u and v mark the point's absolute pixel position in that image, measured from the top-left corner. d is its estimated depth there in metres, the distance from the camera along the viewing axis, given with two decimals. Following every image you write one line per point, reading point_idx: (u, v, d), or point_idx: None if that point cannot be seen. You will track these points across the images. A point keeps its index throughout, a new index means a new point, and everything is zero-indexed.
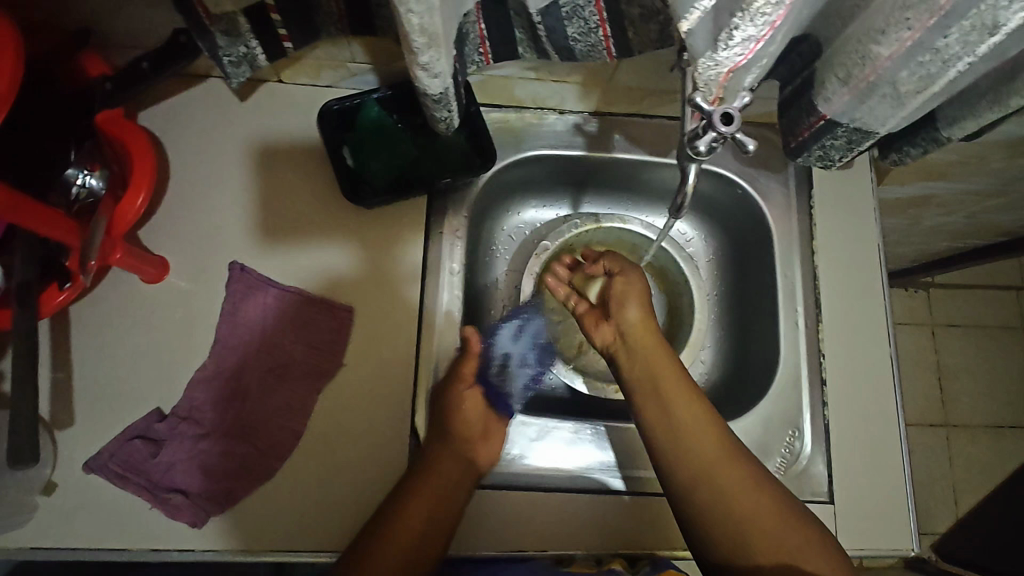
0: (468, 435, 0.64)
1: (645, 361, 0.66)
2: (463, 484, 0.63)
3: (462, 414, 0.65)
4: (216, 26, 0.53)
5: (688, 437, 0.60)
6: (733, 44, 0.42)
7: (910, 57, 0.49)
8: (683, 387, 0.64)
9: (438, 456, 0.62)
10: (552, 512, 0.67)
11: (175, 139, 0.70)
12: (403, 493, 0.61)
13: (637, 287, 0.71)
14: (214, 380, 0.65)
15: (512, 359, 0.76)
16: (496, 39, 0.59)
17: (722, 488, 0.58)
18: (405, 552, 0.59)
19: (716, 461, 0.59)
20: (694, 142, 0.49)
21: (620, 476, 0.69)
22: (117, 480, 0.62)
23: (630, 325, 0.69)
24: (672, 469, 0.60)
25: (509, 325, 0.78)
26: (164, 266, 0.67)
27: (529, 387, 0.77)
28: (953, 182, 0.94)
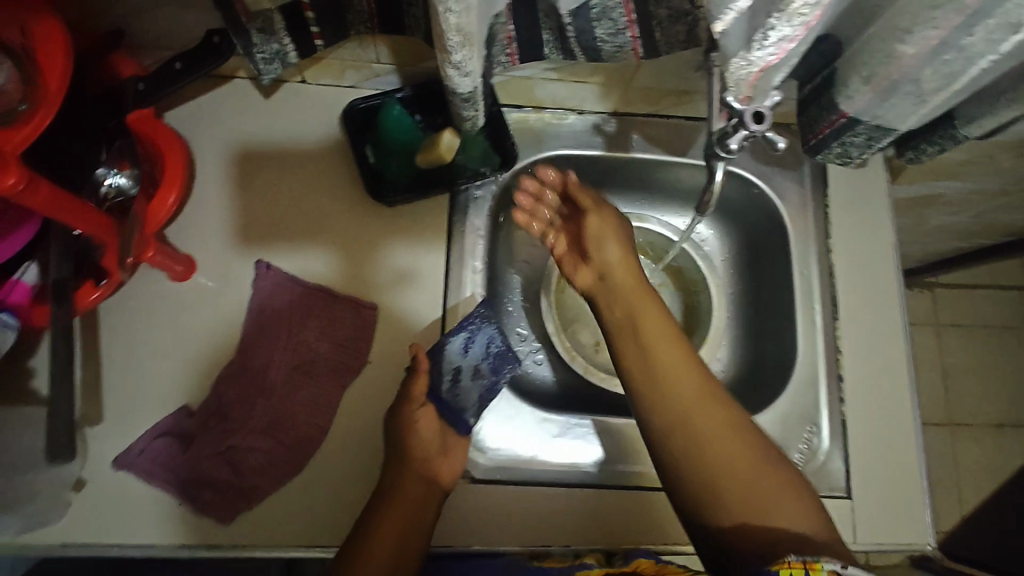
0: (428, 454, 0.62)
1: (627, 301, 0.64)
2: (430, 504, 0.61)
3: (418, 432, 0.62)
4: (253, 24, 0.55)
5: (666, 378, 0.58)
6: (768, 44, 0.43)
7: (935, 56, 0.50)
8: (660, 327, 0.61)
9: (404, 476, 0.61)
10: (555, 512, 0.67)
11: (201, 139, 0.71)
12: (374, 514, 0.59)
13: (612, 224, 0.68)
14: (241, 377, 0.66)
15: (463, 372, 0.69)
16: (523, 40, 0.59)
17: (700, 432, 0.55)
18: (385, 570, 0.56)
19: (693, 403, 0.56)
20: (726, 140, 0.50)
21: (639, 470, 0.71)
22: (146, 475, 0.62)
23: (606, 264, 0.66)
24: (650, 411, 0.58)
25: (458, 335, 0.68)
26: (190, 264, 0.67)
27: (486, 400, 0.69)
28: (962, 181, 0.96)
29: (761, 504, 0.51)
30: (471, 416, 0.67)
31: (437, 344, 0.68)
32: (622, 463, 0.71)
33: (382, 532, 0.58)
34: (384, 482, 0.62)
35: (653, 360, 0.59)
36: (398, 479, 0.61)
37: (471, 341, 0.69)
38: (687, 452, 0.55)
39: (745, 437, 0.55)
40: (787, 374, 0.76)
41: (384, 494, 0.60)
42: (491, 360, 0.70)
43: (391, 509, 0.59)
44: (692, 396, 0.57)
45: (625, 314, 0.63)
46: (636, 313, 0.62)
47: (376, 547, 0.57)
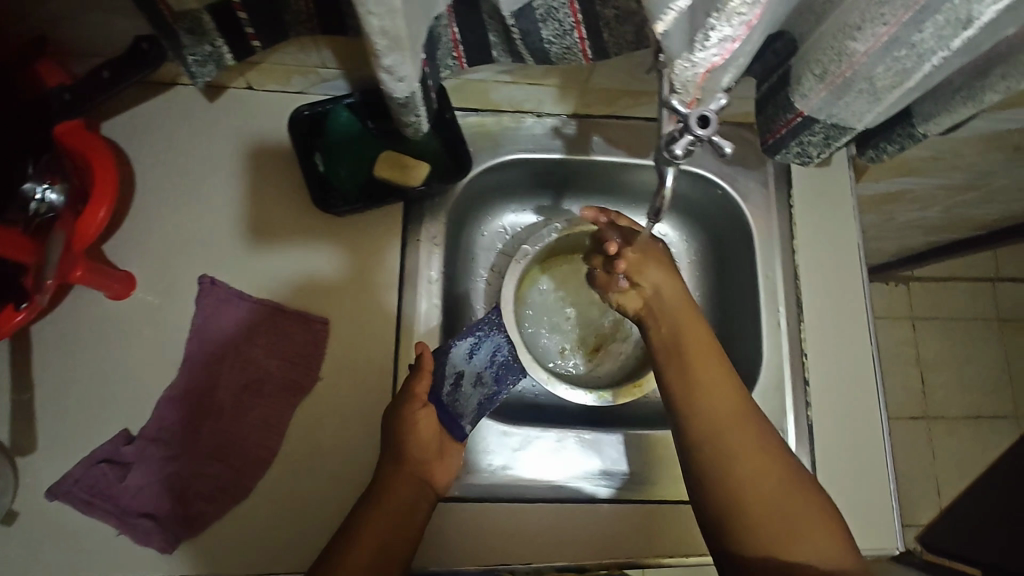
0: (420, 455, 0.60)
1: (673, 318, 0.64)
2: (418, 510, 0.59)
3: (418, 435, 0.60)
4: (179, 25, 0.52)
5: (710, 396, 0.58)
6: (710, 45, 0.42)
7: (886, 53, 0.48)
8: (705, 348, 0.61)
9: (396, 479, 0.59)
10: (526, 528, 0.66)
11: (140, 150, 0.68)
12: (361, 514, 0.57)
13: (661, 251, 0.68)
14: (184, 400, 0.63)
15: (465, 377, 0.69)
16: (469, 43, 0.57)
17: (732, 448, 0.56)
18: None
19: (731, 419, 0.57)
20: (671, 145, 0.48)
21: (607, 484, 0.69)
22: (84, 505, 0.59)
23: (657, 287, 0.66)
24: (690, 423, 0.58)
25: (466, 340, 0.70)
26: (129, 281, 0.64)
27: (484, 408, 0.68)
28: (928, 177, 0.95)
29: (782, 544, 0.52)
30: (467, 422, 0.66)
31: (442, 347, 0.68)
32: (586, 477, 0.69)
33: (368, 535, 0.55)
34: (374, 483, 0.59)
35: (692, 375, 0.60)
36: (389, 481, 0.59)
37: (476, 348, 0.70)
38: (719, 469, 0.55)
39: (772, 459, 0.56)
40: (753, 378, 0.74)
41: (371, 496, 0.58)
42: (494, 369, 0.71)
43: (375, 514, 0.57)
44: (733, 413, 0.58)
45: (670, 329, 0.63)
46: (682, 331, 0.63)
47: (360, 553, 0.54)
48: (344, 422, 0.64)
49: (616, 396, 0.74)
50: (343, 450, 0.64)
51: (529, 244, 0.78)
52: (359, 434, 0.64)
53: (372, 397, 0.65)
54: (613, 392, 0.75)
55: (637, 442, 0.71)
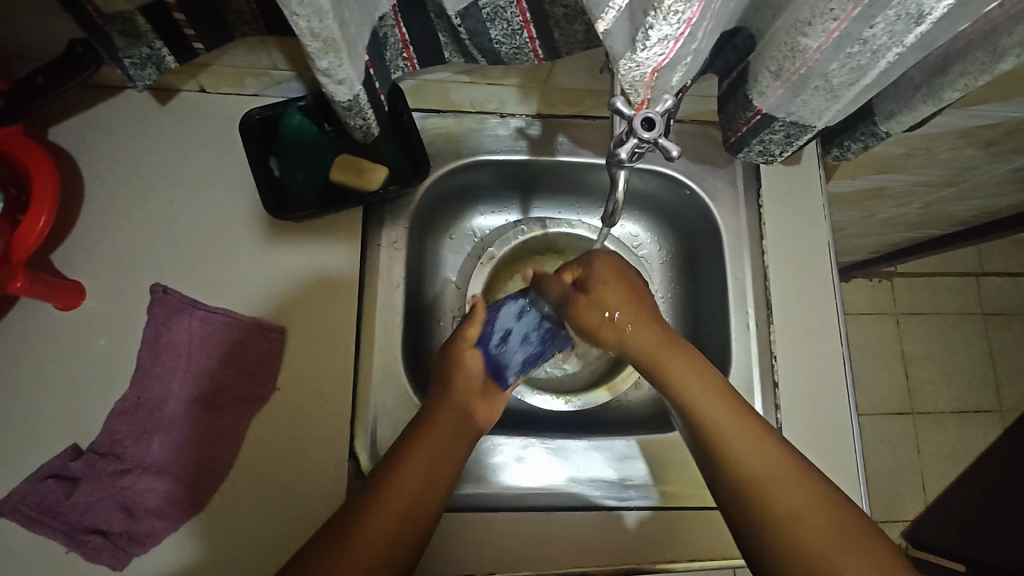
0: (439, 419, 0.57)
1: (670, 364, 0.58)
2: (465, 434, 0.58)
3: (465, 365, 0.61)
4: (113, 27, 0.50)
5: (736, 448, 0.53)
6: (651, 44, 0.40)
7: (838, 49, 0.47)
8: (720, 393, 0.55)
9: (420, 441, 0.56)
10: (517, 535, 0.65)
11: (89, 156, 0.66)
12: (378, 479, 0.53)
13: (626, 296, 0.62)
14: (135, 413, 0.61)
15: (513, 334, 0.67)
16: (419, 44, 0.56)
17: (785, 500, 0.49)
18: (406, 501, 0.52)
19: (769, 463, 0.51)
20: (617, 148, 0.48)
21: (597, 490, 0.68)
22: (31, 523, 0.58)
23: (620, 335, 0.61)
24: (734, 494, 0.52)
25: (515, 301, 0.69)
26: (77, 291, 0.63)
27: (526, 368, 0.67)
28: (902, 174, 0.94)
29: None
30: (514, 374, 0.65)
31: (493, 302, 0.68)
32: (574, 484, 0.68)
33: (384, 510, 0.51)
34: (398, 446, 0.56)
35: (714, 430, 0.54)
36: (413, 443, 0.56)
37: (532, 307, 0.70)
38: (779, 530, 0.49)
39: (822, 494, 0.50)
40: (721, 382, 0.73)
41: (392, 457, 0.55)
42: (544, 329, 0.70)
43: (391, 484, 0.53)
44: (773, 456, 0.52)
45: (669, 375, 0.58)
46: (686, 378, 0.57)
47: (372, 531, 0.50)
48: (302, 433, 0.63)
49: (582, 399, 0.76)
50: (301, 461, 0.62)
51: (495, 247, 0.80)
52: (317, 445, 0.63)
53: (331, 407, 0.64)
54: (582, 396, 0.76)
55: (605, 448, 0.70)
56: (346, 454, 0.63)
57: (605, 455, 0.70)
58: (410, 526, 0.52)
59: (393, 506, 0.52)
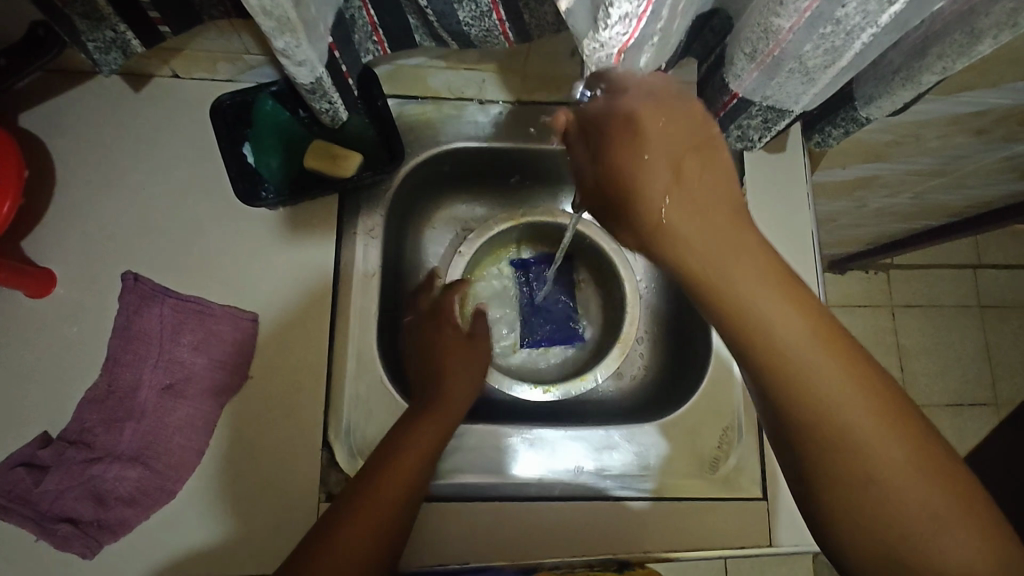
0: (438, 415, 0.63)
1: (727, 284, 0.44)
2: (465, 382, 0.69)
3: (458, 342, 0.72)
4: (73, 9, 0.49)
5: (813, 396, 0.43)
6: (613, 23, 0.39)
7: (811, 30, 0.46)
8: (793, 316, 0.44)
9: (418, 430, 0.61)
10: (500, 524, 0.64)
11: (60, 142, 0.65)
12: (376, 467, 0.57)
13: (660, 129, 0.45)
14: (106, 401, 0.61)
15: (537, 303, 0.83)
16: (389, 26, 0.55)
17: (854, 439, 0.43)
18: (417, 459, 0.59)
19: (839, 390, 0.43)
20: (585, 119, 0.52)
21: (582, 475, 0.68)
22: (1, 511, 0.57)
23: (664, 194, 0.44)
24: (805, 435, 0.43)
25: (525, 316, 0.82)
26: (47, 277, 0.62)
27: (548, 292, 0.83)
28: (892, 163, 0.93)
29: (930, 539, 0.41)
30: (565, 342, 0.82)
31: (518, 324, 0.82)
32: (560, 474, 0.68)
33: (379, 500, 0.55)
34: (381, 449, 0.60)
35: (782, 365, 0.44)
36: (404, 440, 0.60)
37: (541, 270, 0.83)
38: (845, 469, 0.43)
39: (897, 422, 0.43)
40: (703, 371, 0.73)
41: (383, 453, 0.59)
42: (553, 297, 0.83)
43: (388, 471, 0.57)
44: (844, 389, 0.43)
45: (728, 290, 0.44)
46: (751, 300, 0.44)
47: (374, 510, 0.54)
48: (276, 422, 0.63)
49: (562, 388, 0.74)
50: (274, 451, 0.62)
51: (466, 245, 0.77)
52: (291, 434, 0.62)
53: (304, 396, 0.63)
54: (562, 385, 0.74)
55: (582, 438, 0.69)
56: (320, 444, 0.62)
57: (584, 444, 0.69)
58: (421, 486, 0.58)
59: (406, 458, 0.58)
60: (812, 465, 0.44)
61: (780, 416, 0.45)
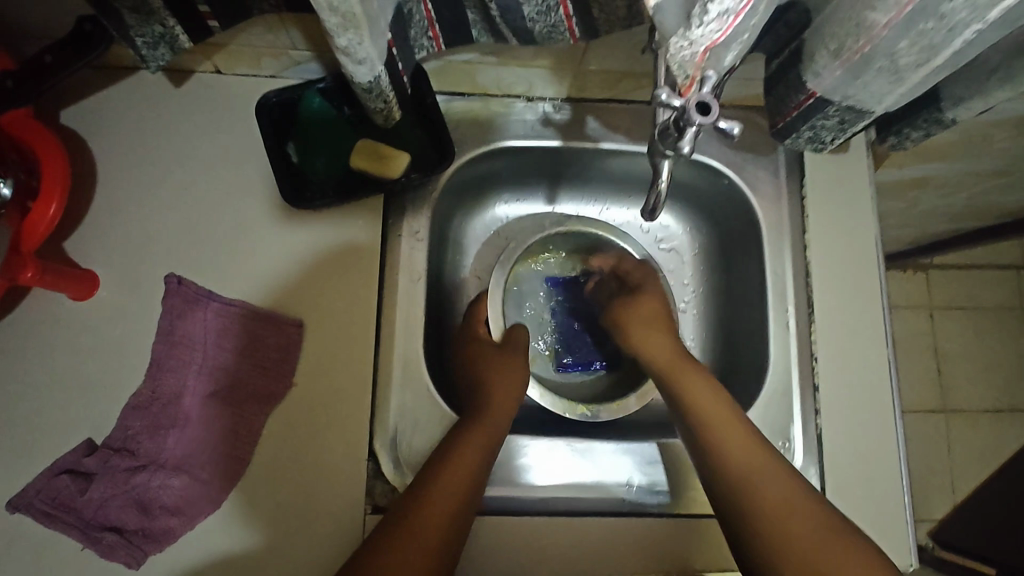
0: (484, 426, 0.60)
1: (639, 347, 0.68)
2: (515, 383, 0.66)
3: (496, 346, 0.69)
4: (123, 3, 0.47)
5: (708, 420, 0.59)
6: (709, 19, 0.36)
7: (910, 25, 0.42)
8: (740, 432, 0.58)
9: (465, 441, 0.58)
10: (545, 538, 0.61)
11: (102, 138, 0.64)
12: (425, 482, 0.56)
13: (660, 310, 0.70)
14: (150, 407, 0.59)
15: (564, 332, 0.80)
16: (447, 22, 0.52)
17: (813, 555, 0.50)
18: (466, 474, 0.56)
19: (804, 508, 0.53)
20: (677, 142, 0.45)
21: (626, 486, 0.66)
22: (45, 518, 0.56)
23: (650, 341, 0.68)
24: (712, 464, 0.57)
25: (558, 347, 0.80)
26: (91, 280, 0.61)
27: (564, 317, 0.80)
28: (953, 163, 0.88)
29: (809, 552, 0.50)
30: (600, 364, 0.79)
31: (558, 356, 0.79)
32: (604, 485, 0.65)
33: (429, 522, 0.53)
34: (430, 466, 0.57)
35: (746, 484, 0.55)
36: (451, 453, 0.57)
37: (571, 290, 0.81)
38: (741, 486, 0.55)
39: (790, 488, 0.54)
40: (759, 383, 0.70)
41: (430, 471, 0.56)
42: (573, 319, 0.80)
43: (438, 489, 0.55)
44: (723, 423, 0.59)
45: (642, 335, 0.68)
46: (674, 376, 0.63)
47: (425, 531, 0.52)
48: (321, 432, 0.61)
49: (601, 411, 0.69)
50: (320, 461, 0.60)
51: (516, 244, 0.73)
52: (336, 445, 0.61)
53: (349, 406, 0.62)
54: (599, 406, 0.69)
55: (632, 452, 0.67)
56: (366, 454, 0.61)
57: (629, 454, 0.67)
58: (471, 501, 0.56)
59: (454, 477, 0.56)
60: (749, 520, 0.53)
61: (724, 482, 0.56)
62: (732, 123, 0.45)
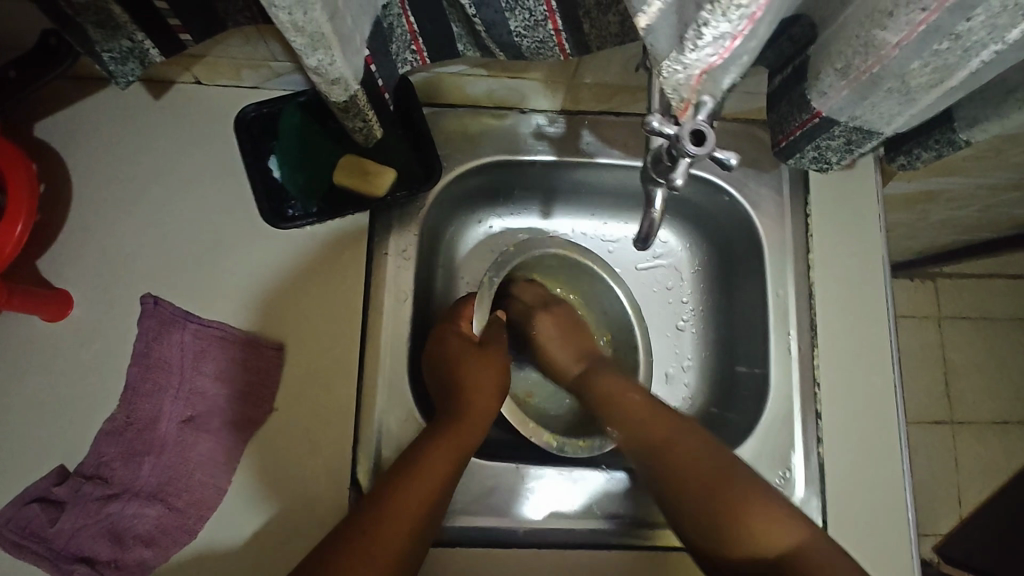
0: (461, 429, 0.58)
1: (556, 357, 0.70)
2: (490, 393, 0.63)
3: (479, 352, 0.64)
4: (86, 17, 0.45)
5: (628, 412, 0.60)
6: (703, 44, 0.34)
7: (923, 46, 0.39)
8: (654, 412, 0.60)
9: (432, 450, 0.56)
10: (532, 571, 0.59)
11: (77, 152, 0.61)
12: (390, 489, 0.53)
13: (568, 326, 0.71)
14: (124, 433, 0.57)
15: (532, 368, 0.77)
16: (431, 36, 0.50)
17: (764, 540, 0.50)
18: (434, 484, 0.54)
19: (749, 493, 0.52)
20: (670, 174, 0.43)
21: (619, 519, 0.63)
22: (14, 548, 0.54)
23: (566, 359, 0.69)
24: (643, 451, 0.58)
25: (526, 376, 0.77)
26: (64, 298, 0.59)
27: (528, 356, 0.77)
28: (964, 177, 0.84)
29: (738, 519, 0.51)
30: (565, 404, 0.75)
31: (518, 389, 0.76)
32: (594, 517, 0.63)
33: (397, 519, 0.51)
34: (395, 472, 0.55)
35: (678, 480, 0.55)
36: (424, 453, 0.55)
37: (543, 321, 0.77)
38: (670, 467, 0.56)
39: (719, 464, 0.55)
40: (759, 409, 0.67)
41: (402, 471, 0.54)
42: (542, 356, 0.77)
43: (410, 488, 0.53)
44: (642, 412, 0.60)
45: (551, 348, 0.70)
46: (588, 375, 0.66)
47: (391, 528, 0.50)
48: (300, 460, 0.58)
49: (567, 446, 0.63)
50: (298, 490, 0.58)
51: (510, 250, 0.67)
52: (316, 474, 0.58)
53: (331, 433, 0.59)
54: (564, 439, 0.64)
55: (623, 485, 0.64)
56: (347, 483, 0.58)
57: (623, 486, 0.64)
58: (436, 512, 0.54)
59: (421, 486, 0.53)
60: (691, 490, 0.54)
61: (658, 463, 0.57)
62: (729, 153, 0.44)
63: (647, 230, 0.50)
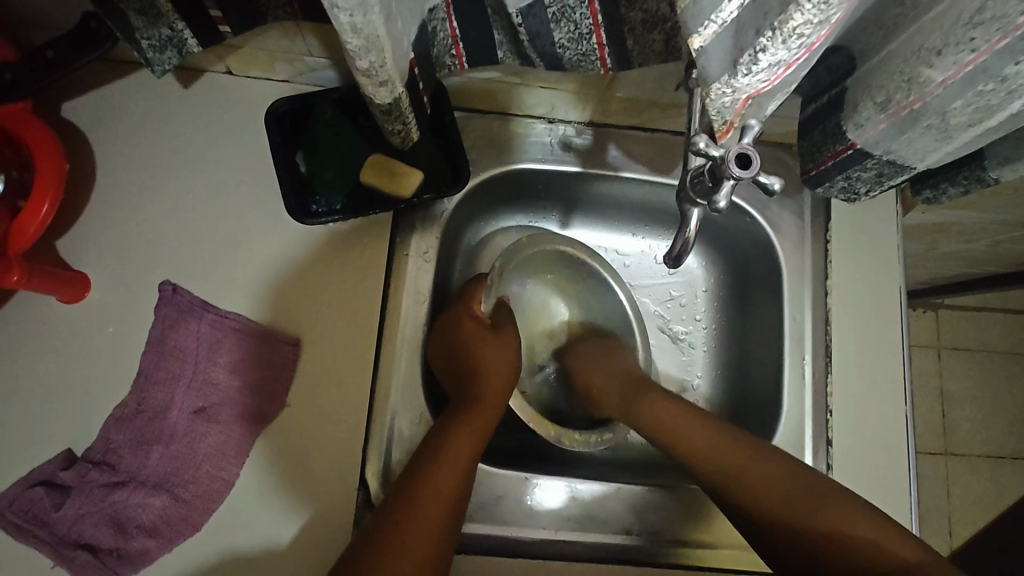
0: (478, 413, 0.59)
1: (593, 387, 0.69)
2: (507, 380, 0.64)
3: (494, 347, 0.65)
4: (129, 3, 0.44)
5: (685, 436, 0.61)
6: (758, 69, 0.34)
7: (968, 86, 0.40)
8: (707, 431, 0.60)
9: (453, 439, 0.56)
10: None
11: (103, 134, 0.61)
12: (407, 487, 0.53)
13: (604, 355, 0.70)
14: (134, 420, 0.56)
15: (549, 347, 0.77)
16: (472, 43, 0.50)
17: (857, 537, 0.50)
18: (456, 489, 0.54)
19: (812, 488, 0.54)
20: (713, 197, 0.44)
21: (632, 535, 0.63)
22: (16, 532, 0.53)
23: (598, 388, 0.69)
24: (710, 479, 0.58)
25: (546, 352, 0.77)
26: (81, 282, 0.58)
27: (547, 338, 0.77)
28: (979, 212, 0.85)
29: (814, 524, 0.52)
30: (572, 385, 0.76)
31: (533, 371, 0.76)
32: (610, 533, 0.62)
33: (421, 515, 0.51)
34: (413, 467, 0.54)
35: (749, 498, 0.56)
36: (440, 450, 0.55)
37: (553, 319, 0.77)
38: (735, 481, 0.57)
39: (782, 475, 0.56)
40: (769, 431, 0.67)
41: (418, 465, 0.54)
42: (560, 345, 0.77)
43: (430, 490, 0.52)
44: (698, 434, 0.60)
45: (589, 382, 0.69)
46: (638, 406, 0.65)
47: (423, 527, 0.50)
48: (311, 457, 0.58)
49: (564, 437, 0.65)
50: (303, 487, 0.57)
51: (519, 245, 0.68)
52: (323, 472, 0.58)
53: (342, 431, 0.59)
54: (563, 430, 0.66)
55: (632, 501, 0.63)
56: (356, 483, 0.58)
57: (634, 502, 0.63)
58: (455, 518, 0.53)
59: (443, 489, 0.53)
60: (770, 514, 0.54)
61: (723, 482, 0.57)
62: (771, 177, 0.46)
63: (677, 246, 0.50)
